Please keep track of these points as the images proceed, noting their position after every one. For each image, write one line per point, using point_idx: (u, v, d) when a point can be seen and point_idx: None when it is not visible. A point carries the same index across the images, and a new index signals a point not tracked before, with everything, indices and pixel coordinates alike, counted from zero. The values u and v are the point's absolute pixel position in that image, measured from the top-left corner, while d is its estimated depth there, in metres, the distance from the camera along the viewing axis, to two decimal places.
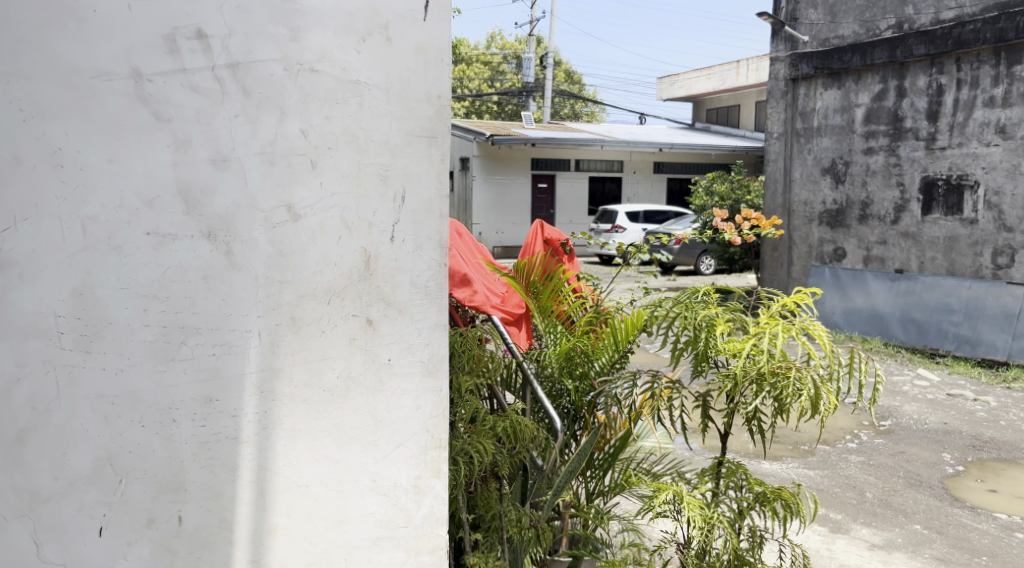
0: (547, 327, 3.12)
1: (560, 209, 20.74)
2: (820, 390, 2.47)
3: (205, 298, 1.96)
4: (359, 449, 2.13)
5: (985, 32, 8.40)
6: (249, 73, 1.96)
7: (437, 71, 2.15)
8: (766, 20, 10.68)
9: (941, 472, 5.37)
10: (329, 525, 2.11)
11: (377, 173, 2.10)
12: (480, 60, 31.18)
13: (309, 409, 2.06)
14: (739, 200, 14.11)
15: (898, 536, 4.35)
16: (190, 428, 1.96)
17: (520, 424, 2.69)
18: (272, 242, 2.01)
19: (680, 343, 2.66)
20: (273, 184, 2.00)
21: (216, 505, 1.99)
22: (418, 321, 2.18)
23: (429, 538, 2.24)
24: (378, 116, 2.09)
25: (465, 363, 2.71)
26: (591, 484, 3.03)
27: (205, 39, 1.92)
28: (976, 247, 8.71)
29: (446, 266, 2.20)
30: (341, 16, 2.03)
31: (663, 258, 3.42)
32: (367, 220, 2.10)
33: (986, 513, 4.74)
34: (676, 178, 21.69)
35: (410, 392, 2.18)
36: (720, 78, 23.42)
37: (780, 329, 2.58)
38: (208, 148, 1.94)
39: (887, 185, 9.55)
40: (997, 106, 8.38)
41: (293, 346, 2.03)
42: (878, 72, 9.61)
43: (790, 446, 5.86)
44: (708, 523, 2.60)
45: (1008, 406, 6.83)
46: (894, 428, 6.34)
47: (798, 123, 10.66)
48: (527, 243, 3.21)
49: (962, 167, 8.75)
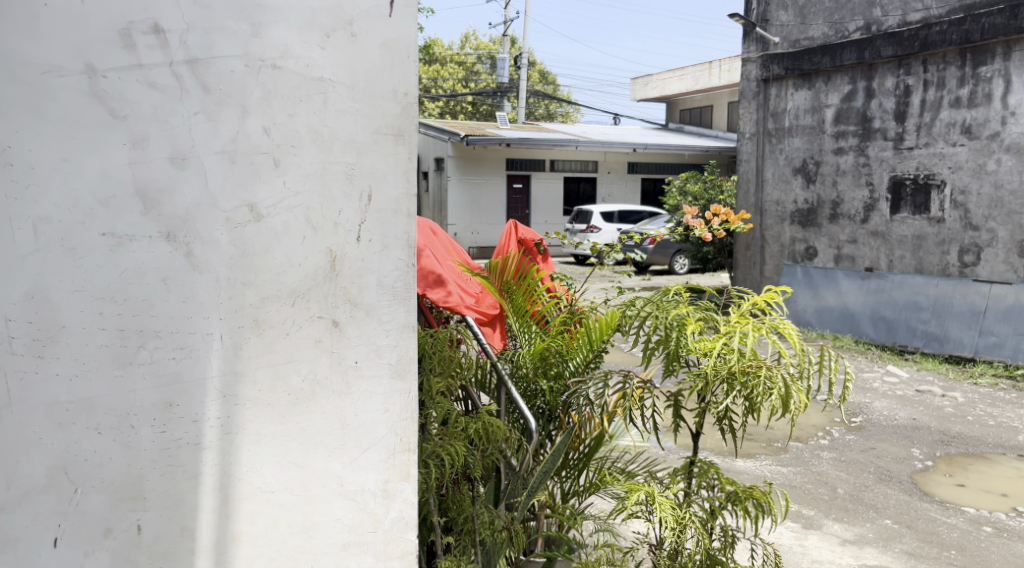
0: (522, 327, 3.09)
1: (535, 210, 20.75)
2: (791, 389, 2.47)
3: (164, 301, 1.90)
4: (326, 453, 2.09)
5: (951, 34, 8.52)
6: (209, 69, 1.92)
7: (403, 68, 2.12)
8: (738, 22, 10.76)
9: (910, 468, 5.42)
10: (295, 533, 2.06)
11: (343, 172, 2.06)
12: (454, 60, 31.12)
13: (274, 413, 2.02)
14: (712, 199, 14.20)
15: (868, 531, 4.38)
16: (150, 434, 1.90)
17: (492, 425, 2.65)
18: (234, 243, 1.96)
19: (651, 343, 2.64)
20: (235, 184, 1.95)
21: (177, 512, 1.93)
22: (386, 323, 2.14)
23: (399, 543, 2.20)
24: (344, 113, 2.05)
25: (435, 365, 2.65)
26: (566, 484, 3.04)
27: (162, 34, 1.87)
28: (943, 245, 8.82)
29: (414, 266, 2.17)
30: (304, 12, 2.00)
31: (637, 257, 3.38)
32: (332, 220, 2.06)
33: (955, 507, 4.79)
34: (649, 178, 21.79)
35: (377, 395, 2.14)
36: (693, 78, 23.57)
37: (750, 328, 2.57)
38: (166, 147, 1.89)
39: (857, 185, 9.64)
40: (963, 107, 8.51)
41: (256, 350, 1.99)
42: (847, 73, 9.71)
43: (762, 444, 5.89)
44: (680, 523, 2.59)
45: (975, 402, 6.92)
46: (865, 424, 6.39)
47: (770, 123, 10.74)
48: (501, 243, 3.16)
49: (929, 167, 8.86)
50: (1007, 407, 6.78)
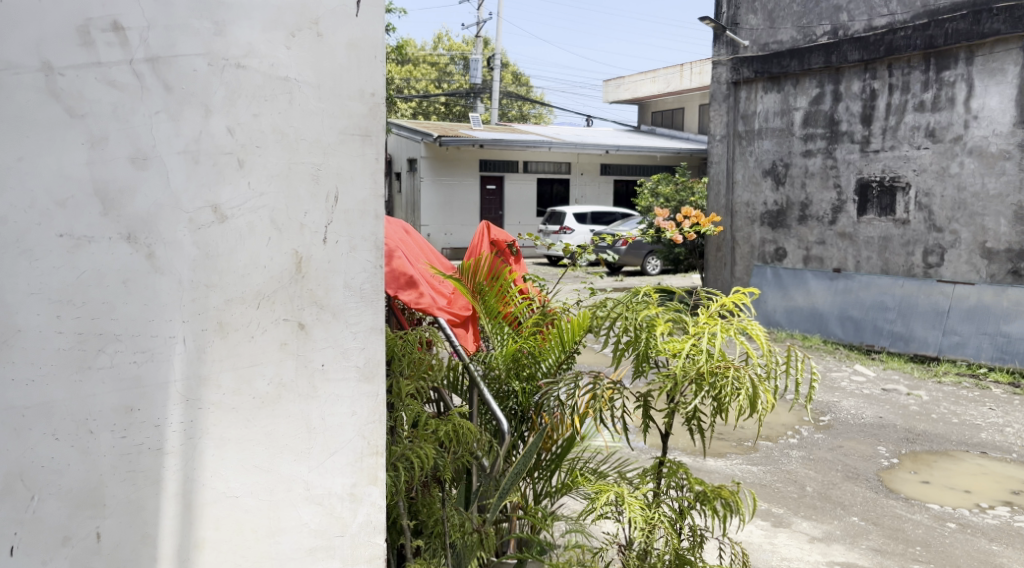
0: (494, 328, 3.08)
1: (508, 211, 20.75)
2: (758, 389, 2.49)
3: (125, 303, 1.87)
4: (291, 457, 2.06)
5: (916, 39, 8.67)
6: (171, 68, 1.89)
7: (371, 68, 2.10)
8: (708, 25, 10.87)
9: (876, 465, 5.50)
10: (260, 537, 2.04)
11: (309, 172, 2.04)
12: (426, 61, 31.07)
13: (239, 417, 1.99)
14: (684, 201, 14.31)
15: (836, 528, 4.43)
16: (110, 440, 1.86)
17: (463, 427, 2.63)
18: (198, 245, 1.93)
19: (621, 344, 2.68)
20: (198, 184, 1.92)
21: (138, 519, 1.90)
22: (354, 327, 2.12)
23: (367, 547, 2.18)
24: (310, 114, 2.03)
25: (405, 367, 2.65)
26: (539, 485, 3.03)
27: (121, 31, 1.84)
28: (908, 247, 8.96)
29: (382, 268, 2.14)
30: (270, 11, 1.98)
31: (610, 258, 3.37)
32: (298, 221, 2.04)
33: (919, 503, 4.87)
34: (622, 180, 21.90)
35: (344, 398, 2.12)
36: (665, 81, 23.74)
37: (719, 329, 2.58)
38: (126, 146, 1.86)
39: (825, 187, 9.76)
40: (927, 111, 8.66)
41: (220, 353, 1.96)
42: (816, 76, 9.82)
43: (733, 443, 5.94)
44: (649, 523, 2.61)
45: (939, 400, 7.04)
46: (833, 422, 6.47)
47: (741, 126, 10.83)
48: (473, 243, 3.13)
49: (895, 169, 9.01)
50: (971, 405, 6.90)
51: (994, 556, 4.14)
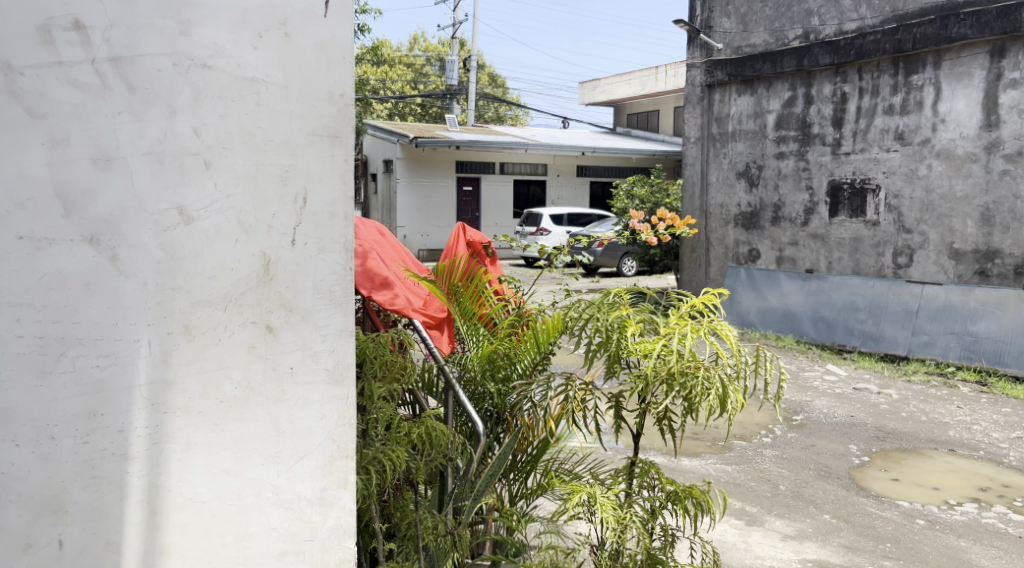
0: (469, 330, 3.08)
1: (485, 213, 20.75)
2: (727, 389, 2.51)
3: (87, 306, 1.84)
4: (260, 461, 2.05)
5: (885, 43, 8.79)
6: (134, 67, 1.86)
7: (339, 69, 2.09)
8: (682, 28, 10.94)
9: (847, 463, 5.57)
10: (228, 543, 2.02)
11: (277, 174, 2.02)
12: (402, 62, 30.96)
13: (206, 421, 1.97)
14: (659, 203, 14.39)
15: (809, 526, 4.48)
16: (72, 446, 1.83)
17: (436, 430, 2.62)
18: (163, 247, 1.91)
19: (593, 345, 2.68)
20: (163, 185, 1.90)
21: (102, 526, 1.87)
22: (323, 329, 2.11)
23: (336, 551, 2.19)
24: (278, 114, 2.02)
25: (377, 370, 2.58)
26: (514, 487, 3.02)
27: (83, 30, 1.81)
28: (878, 248, 9.09)
29: (352, 270, 2.14)
30: (236, 11, 1.96)
31: (584, 258, 3.37)
32: (266, 223, 2.02)
33: (890, 501, 4.93)
34: (597, 181, 21.97)
35: (314, 401, 2.11)
36: (640, 83, 23.88)
37: (689, 330, 2.60)
38: (88, 147, 1.82)
39: (797, 189, 9.87)
40: (896, 114, 8.79)
41: (186, 356, 1.94)
42: (787, 79, 9.92)
43: (707, 443, 5.97)
44: (621, 524, 2.61)
45: (909, 399, 7.14)
46: (805, 421, 6.53)
47: (714, 128, 10.91)
48: (449, 245, 3.15)
49: (865, 172, 9.13)
50: (940, 403, 7.01)
51: (962, 552, 4.20)
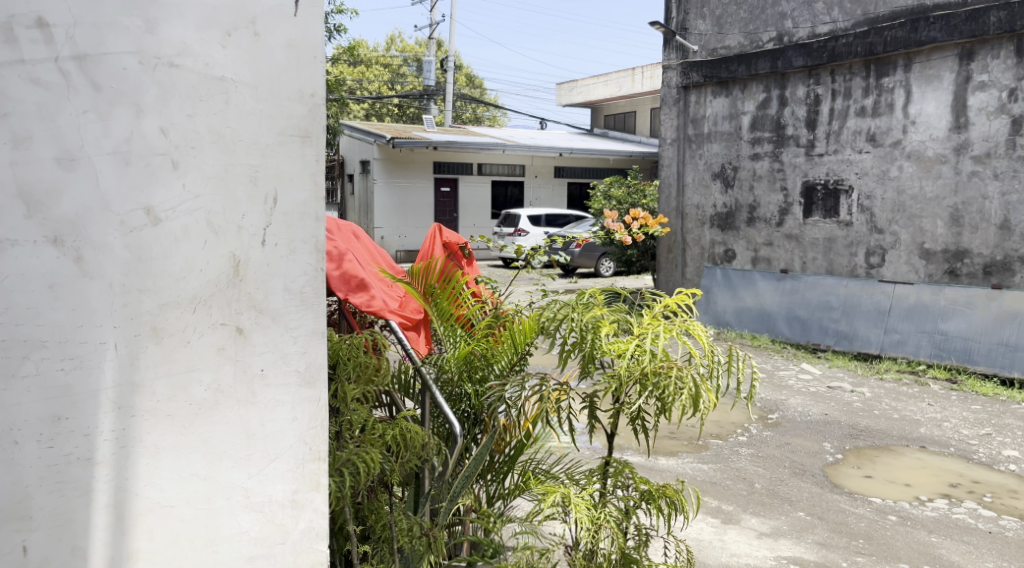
0: (446, 331, 3.05)
1: (463, 213, 20.72)
2: (701, 389, 2.51)
3: (52, 309, 1.80)
4: (231, 464, 2.04)
5: (857, 46, 8.91)
6: (99, 66, 1.83)
7: (310, 69, 2.10)
8: (658, 29, 11.00)
9: (821, 461, 5.62)
10: (198, 547, 2.00)
11: (246, 174, 2.01)
12: (379, 63, 30.85)
13: (174, 424, 1.94)
14: (636, 203, 14.45)
15: (783, 523, 4.52)
16: (36, 451, 1.79)
17: (410, 431, 2.60)
18: (130, 248, 1.88)
19: (567, 345, 2.68)
20: (130, 185, 1.88)
21: (67, 532, 1.83)
22: (294, 330, 2.11)
23: (309, 554, 2.19)
24: (247, 114, 2.01)
25: (351, 372, 2.58)
26: (491, 487, 3.02)
27: (47, 28, 1.78)
28: (851, 248, 9.20)
29: (323, 271, 2.14)
30: (204, 10, 1.94)
31: (561, 259, 3.37)
32: (235, 224, 2.01)
33: (862, 497, 4.99)
34: (575, 182, 22.03)
35: (285, 403, 2.11)
36: (617, 85, 24.00)
37: (662, 329, 2.62)
38: (52, 146, 1.79)
39: (772, 190, 9.95)
40: (868, 115, 8.91)
41: (155, 358, 1.91)
42: (762, 81, 10.00)
43: (684, 442, 6.01)
44: (596, 523, 2.62)
45: (881, 397, 7.23)
46: (780, 420, 6.59)
47: (690, 129, 10.97)
48: (424, 247, 3.11)
49: (838, 173, 9.24)
50: (912, 401, 7.10)
51: (933, 547, 4.26)
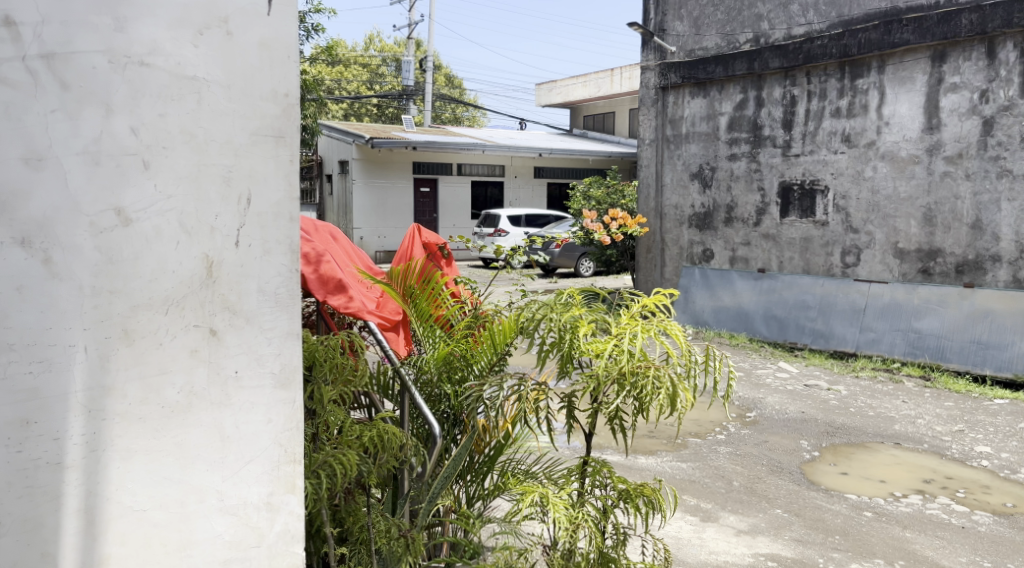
0: (426, 331, 3.05)
1: (442, 214, 20.70)
2: (678, 388, 2.52)
3: (20, 311, 1.77)
4: (204, 467, 2.01)
5: (831, 48, 9.00)
6: (68, 65, 1.81)
7: (283, 68, 2.08)
8: (637, 30, 11.04)
9: (799, 458, 5.67)
10: (170, 552, 1.98)
11: (219, 174, 2.00)
12: (358, 63, 30.72)
13: (146, 427, 1.92)
14: (615, 203, 14.49)
15: (761, 521, 4.55)
16: (3, 455, 1.76)
17: (387, 432, 2.59)
18: (101, 249, 1.86)
19: (546, 345, 2.68)
20: (99, 185, 1.85)
21: (36, 537, 1.80)
22: (269, 331, 2.09)
23: (285, 556, 2.17)
24: (219, 114, 1.99)
25: (328, 373, 2.55)
26: (471, 488, 3.01)
27: (13, 26, 1.75)
28: (828, 247, 9.29)
29: (297, 271, 2.13)
30: (176, 9, 1.92)
31: (540, 258, 3.35)
32: (209, 224, 1.99)
33: (839, 494, 5.04)
34: (554, 182, 22.07)
35: (259, 405, 2.09)
36: (596, 85, 24.07)
37: (640, 330, 2.63)
38: (19, 146, 1.76)
39: (749, 190, 10.02)
40: (843, 116, 9.00)
41: (126, 361, 1.89)
42: (738, 82, 10.07)
43: (663, 441, 6.05)
44: (574, 523, 2.62)
45: (858, 394, 7.30)
46: (758, 418, 6.64)
47: (669, 130, 11.01)
48: (403, 247, 3.13)
49: (814, 173, 9.32)
50: (887, 398, 7.18)
51: (908, 542, 4.30)
